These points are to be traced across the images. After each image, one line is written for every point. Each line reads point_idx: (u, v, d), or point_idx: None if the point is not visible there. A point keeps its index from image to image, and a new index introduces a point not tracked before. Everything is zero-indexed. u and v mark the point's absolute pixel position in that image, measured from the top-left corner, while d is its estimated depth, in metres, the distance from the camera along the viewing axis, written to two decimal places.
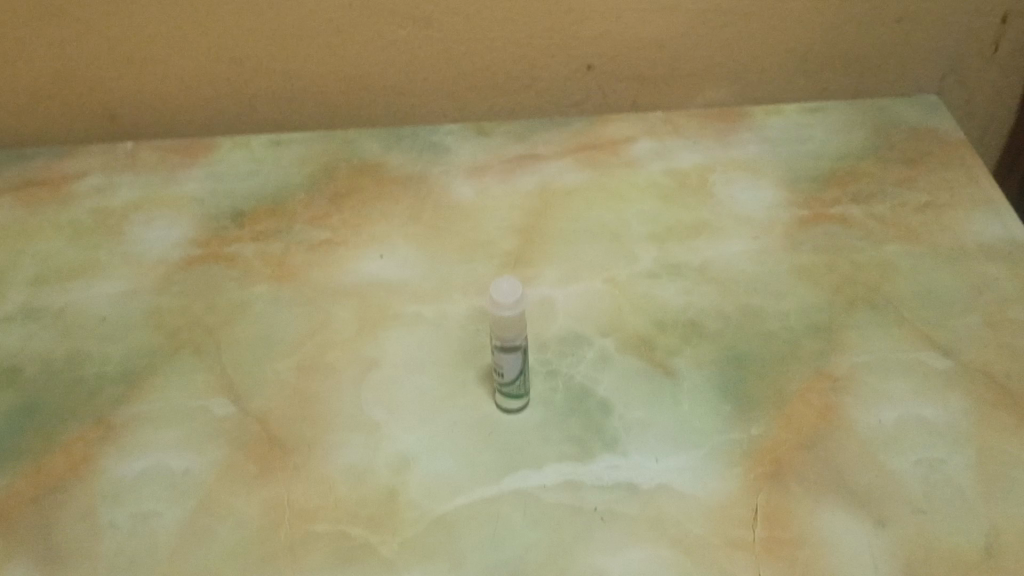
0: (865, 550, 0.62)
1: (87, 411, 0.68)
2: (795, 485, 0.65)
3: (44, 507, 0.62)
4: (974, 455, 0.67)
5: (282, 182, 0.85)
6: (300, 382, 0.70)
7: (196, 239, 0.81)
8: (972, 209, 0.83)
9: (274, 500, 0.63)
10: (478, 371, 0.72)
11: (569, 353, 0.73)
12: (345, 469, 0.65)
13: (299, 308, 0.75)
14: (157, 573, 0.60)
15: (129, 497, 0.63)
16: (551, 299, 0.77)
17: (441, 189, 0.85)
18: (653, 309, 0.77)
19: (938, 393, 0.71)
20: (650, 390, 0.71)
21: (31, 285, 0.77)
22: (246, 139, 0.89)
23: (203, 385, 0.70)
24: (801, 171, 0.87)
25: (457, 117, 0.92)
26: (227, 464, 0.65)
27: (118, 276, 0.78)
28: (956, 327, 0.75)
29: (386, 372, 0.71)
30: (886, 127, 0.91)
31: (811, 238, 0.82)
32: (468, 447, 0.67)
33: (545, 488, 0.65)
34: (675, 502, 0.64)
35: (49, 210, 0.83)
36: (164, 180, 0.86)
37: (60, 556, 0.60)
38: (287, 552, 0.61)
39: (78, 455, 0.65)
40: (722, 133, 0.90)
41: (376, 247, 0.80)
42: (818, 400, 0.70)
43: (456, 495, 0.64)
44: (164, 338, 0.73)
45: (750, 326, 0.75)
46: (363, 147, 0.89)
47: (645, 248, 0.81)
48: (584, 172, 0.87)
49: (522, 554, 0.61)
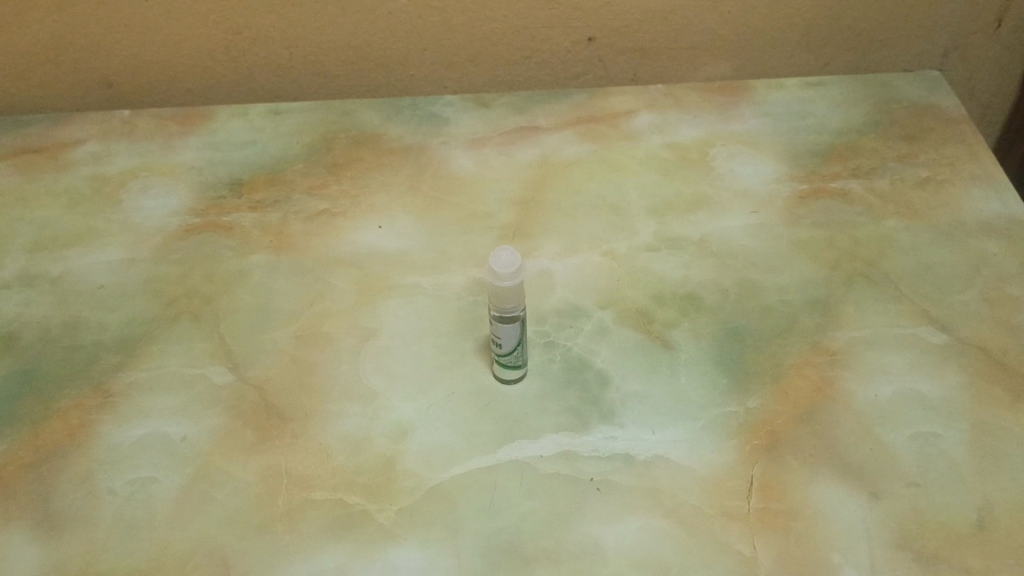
0: (857, 523, 0.62)
1: (86, 377, 0.70)
2: (790, 457, 0.65)
3: (44, 471, 0.65)
4: (970, 429, 0.67)
5: (279, 152, 0.87)
6: (298, 351, 0.72)
7: (195, 208, 0.83)
8: (971, 185, 0.83)
9: (273, 467, 0.65)
10: (476, 342, 0.72)
11: (568, 325, 0.73)
12: (344, 438, 0.66)
13: (298, 278, 0.77)
14: (155, 537, 0.61)
15: (127, 464, 0.65)
16: (550, 271, 0.77)
17: (440, 160, 0.86)
18: (652, 284, 0.76)
19: (936, 367, 0.70)
20: (648, 362, 0.71)
21: (30, 252, 0.79)
22: (245, 108, 0.91)
23: (201, 352, 0.72)
24: (802, 146, 0.87)
25: (457, 90, 0.93)
26: (225, 431, 0.67)
27: (120, 246, 0.80)
28: (953, 301, 0.75)
29: (384, 342, 0.72)
30: (887, 103, 0.91)
31: (810, 212, 0.82)
32: (467, 417, 0.68)
33: (541, 459, 0.65)
34: (671, 473, 0.64)
35: (46, 176, 0.85)
36: (160, 150, 0.87)
37: (59, 520, 0.62)
38: (286, 519, 0.62)
39: (75, 420, 0.67)
40: (723, 107, 0.91)
41: (376, 218, 0.81)
42: (816, 374, 0.70)
43: (453, 464, 0.65)
44: (163, 307, 0.75)
45: (749, 300, 0.75)
46: (362, 118, 0.90)
47: (645, 222, 0.81)
48: (585, 145, 0.88)
49: (518, 523, 0.62)
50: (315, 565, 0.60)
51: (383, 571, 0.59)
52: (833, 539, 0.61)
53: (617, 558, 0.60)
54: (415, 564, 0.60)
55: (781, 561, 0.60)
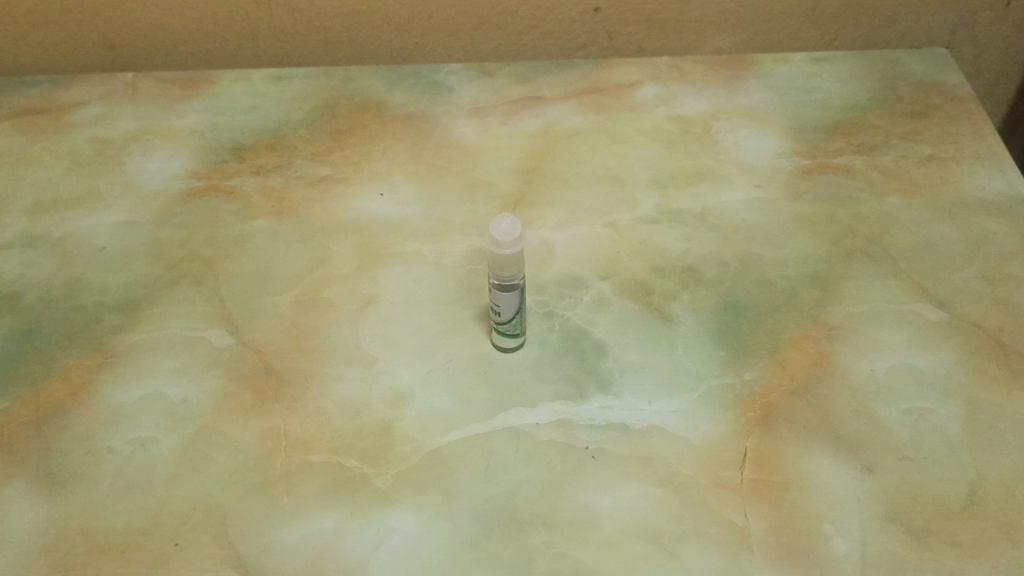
0: (850, 496, 0.62)
1: (86, 338, 0.70)
2: (785, 430, 0.66)
3: (44, 430, 0.65)
4: (964, 405, 0.67)
5: (282, 117, 0.87)
6: (298, 316, 0.72)
7: (197, 171, 0.83)
8: (975, 163, 0.83)
9: (271, 430, 0.65)
10: (476, 311, 0.73)
11: (567, 295, 0.74)
12: (343, 402, 0.67)
13: (299, 243, 0.77)
14: (154, 496, 0.62)
15: (127, 423, 0.66)
16: (551, 241, 0.78)
17: (443, 129, 0.86)
18: (652, 256, 0.77)
19: (932, 343, 0.71)
20: (646, 333, 0.71)
21: (32, 213, 0.80)
22: (248, 73, 0.91)
23: (201, 316, 0.72)
24: (806, 120, 0.87)
25: (461, 58, 0.93)
26: (225, 393, 0.67)
27: (122, 208, 0.80)
28: (952, 279, 0.75)
29: (384, 309, 0.73)
30: (893, 80, 0.91)
31: (812, 187, 0.82)
32: (466, 384, 0.68)
33: (538, 427, 0.66)
34: (667, 442, 0.65)
35: (49, 138, 0.85)
36: (163, 113, 0.87)
37: (59, 477, 0.63)
38: (284, 481, 0.63)
39: (75, 380, 0.68)
40: (728, 81, 0.91)
41: (378, 186, 0.82)
42: (813, 348, 0.70)
43: (450, 431, 0.65)
44: (164, 270, 0.75)
45: (749, 274, 0.75)
46: (366, 85, 0.90)
47: (647, 194, 0.81)
48: (588, 116, 0.88)
49: (513, 489, 0.62)
50: (312, 526, 0.60)
51: (379, 535, 0.60)
52: (825, 511, 0.62)
53: (611, 525, 0.61)
54: (410, 527, 0.60)
55: (773, 530, 0.61)
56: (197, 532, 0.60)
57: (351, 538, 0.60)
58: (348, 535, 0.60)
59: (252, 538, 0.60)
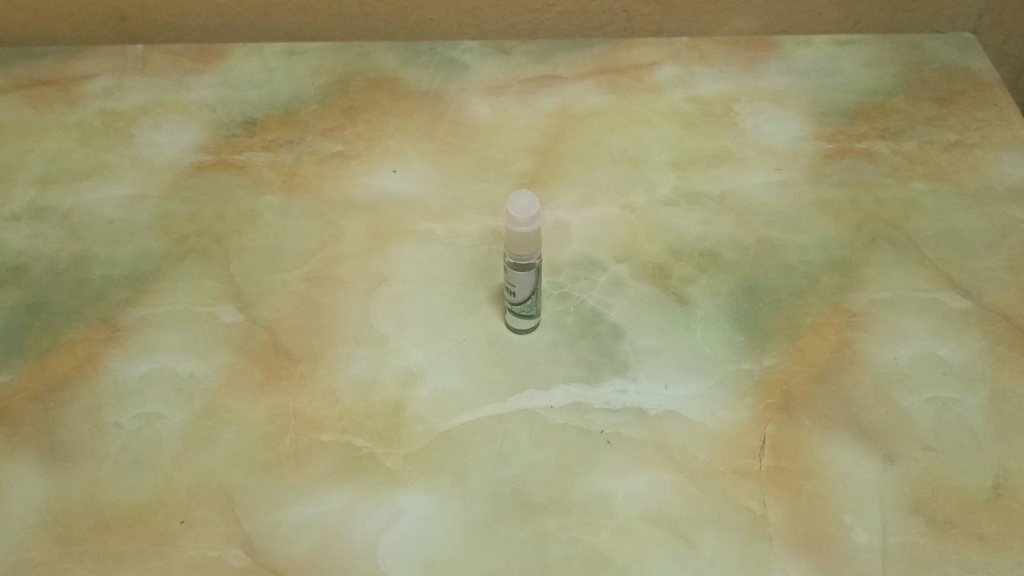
0: (871, 486, 0.61)
1: (93, 311, 0.69)
2: (805, 417, 0.64)
3: (49, 403, 0.64)
4: (987, 396, 0.66)
5: (294, 92, 0.85)
6: (308, 293, 0.71)
7: (208, 145, 0.81)
8: (1001, 150, 0.81)
9: (279, 408, 0.64)
10: (489, 292, 0.71)
11: (582, 277, 0.72)
12: (353, 380, 0.65)
13: (310, 220, 0.76)
14: (160, 472, 0.61)
15: (134, 398, 0.64)
16: (566, 222, 0.76)
17: (457, 107, 0.85)
18: (670, 238, 0.75)
19: (955, 332, 0.69)
20: (662, 317, 0.70)
21: (39, 185, 0.78)
22: (260, 47, 0.90)
23: (210, 291, 0.71)
24: (828, 104, 0.85)
25: (477, 36, 0.90)
26: (232, 370, 0.66)
27: (130, 181, 0.79)
28: (976, 267, 0.73)
29: (395, 287, 0.71)
30: (918, 64, 0.89)
31: (834, 171, 0.80)
32: (478, 366, 0.67)
33: (551, 410, 0.64)
34: (684, 427, 0.63)
35: (58, 109, 0.84)
36: (173, 86, 0.86)
37: (62, 452, 0.62)
38: (292, 460, 0.61)
39: (82, 354, 0.67)
40: (750, 62, 0.89)
41: (391, 163, 0.80)
42: (834, 334, 0.69)
43: (462, 412, 0.64)
44: (173, 244, 0.74)
45: (770, 259, 0.74)
46: (379, 61, 0.88)
47: (665, 175, 0.80)
48: (606, 96, 0.86)
49: (527, 472, 0.61)
50: (321, 506, 0.59)
51: (390, 516, 0.59)
52: (845, 500, 0.60)
53: (626, 511, 0.59)
54: (422, 509, 0.59)
55: (792, 520, 0.59)
56: (203, 509, 0.59)
57: (361, 520, 0.59)
58: (358, 515, 0.59)
59: (259, 517, 0.59)
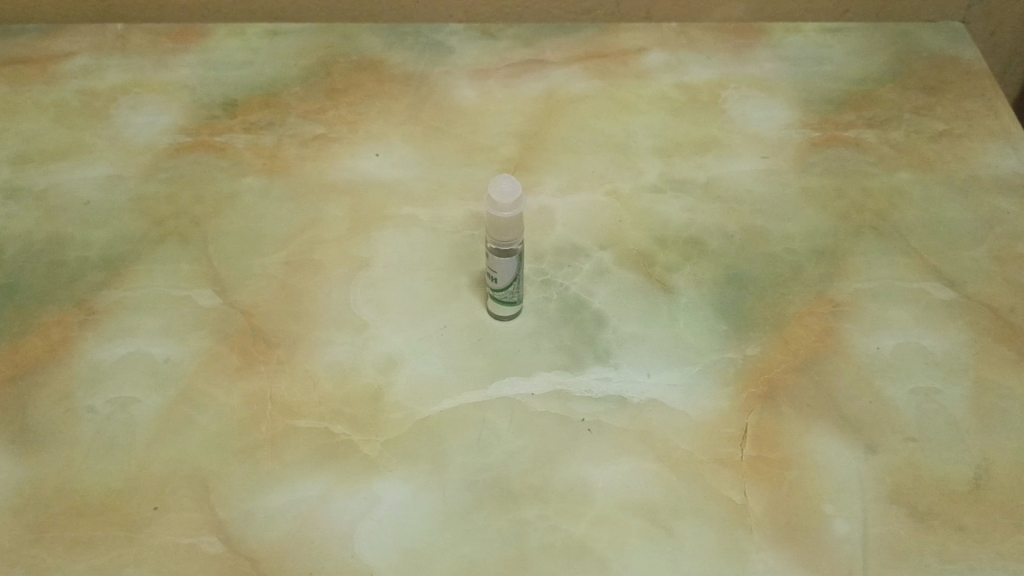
0: (852, 477, 0.60)
1: (68, 294, 0.68)
2: (787, 406, 0.64)
3: (22, 387, 0.63)
4: (971, 386, 0.65)
5: (276, 74, 0.84)
6: (288, 278, 0.70)
7: (187, 127, 0.80)
8: (988, 140, 0.81)
9: (256, 393, 0.63)
10: (471, 277, 0.70)
11: (566, 265, 0.71)
12: (332, 366, 0.65)
13: (290, 203, 0.75)
14: (133, 457, 0.60)
15: (109, 383, 0.64)
16: (551, 208, 0.75)
17: (442, 91, 0.84)
18: (655, 225, 0.74)
19: (940, 323, 0.69)
20: (646, 305, 0.69)
21: (14, 165, 0.77)
22: (242, 28, 0.88)
23: (188, 274, 0.70)
24: (816, 92, 0.85)
25: (463, 19, 0.89)
26: (209, 355, 0.65)
27: (108, 162, 0.77)
28: (961, 258, 0.73)
29: (376, 272, 0.70)
30: (907, 53, 0.88)
31: (821, 159, 0.79)
32: (459, 353, 0.66)
33: (532, 397, 0.63)
34: (666, 416, 0.63)
35: (35, 89, 0.83)
36: (153, 66, 0.85)
37: (34, 437, 0.61)
38: (269, 446, 0.61)
39: (56, 337, 0.66)
40: (738, 49, 0.88)
41: (374, 146, 0.79)
42: (818, 323, 0.68)
43: (441, 399, 0.63)
44: (151, 226, 0.73)
45: (755, 247, 0.73)
46: (363, 44, 0.87)
47: (651, 161, 0.79)
48: (592, 82, 0.85)
49: (506, 460, 0.60)
50: (296, 493, 0.59)
51: (367, 503, 0.58)
52: (826, 490, 0.60)
53: (606, 499, 0.59)
54: (400, 496, 0.59)
55: (773, 510, 0.59)
56: (177, 496, 0.59)
57: (339, 506, 0.58)
58: (335, 502, 0.58)
59: (234, 505, 0.58)
